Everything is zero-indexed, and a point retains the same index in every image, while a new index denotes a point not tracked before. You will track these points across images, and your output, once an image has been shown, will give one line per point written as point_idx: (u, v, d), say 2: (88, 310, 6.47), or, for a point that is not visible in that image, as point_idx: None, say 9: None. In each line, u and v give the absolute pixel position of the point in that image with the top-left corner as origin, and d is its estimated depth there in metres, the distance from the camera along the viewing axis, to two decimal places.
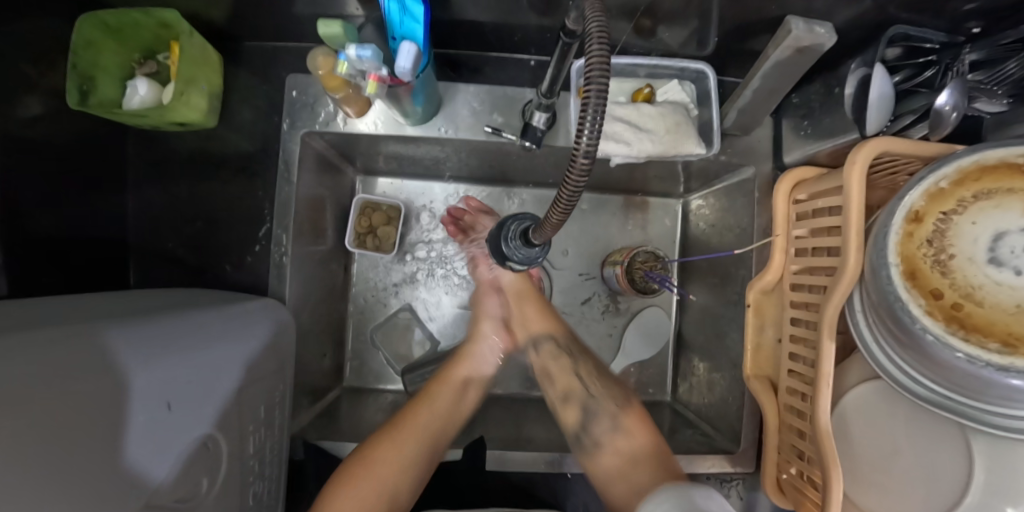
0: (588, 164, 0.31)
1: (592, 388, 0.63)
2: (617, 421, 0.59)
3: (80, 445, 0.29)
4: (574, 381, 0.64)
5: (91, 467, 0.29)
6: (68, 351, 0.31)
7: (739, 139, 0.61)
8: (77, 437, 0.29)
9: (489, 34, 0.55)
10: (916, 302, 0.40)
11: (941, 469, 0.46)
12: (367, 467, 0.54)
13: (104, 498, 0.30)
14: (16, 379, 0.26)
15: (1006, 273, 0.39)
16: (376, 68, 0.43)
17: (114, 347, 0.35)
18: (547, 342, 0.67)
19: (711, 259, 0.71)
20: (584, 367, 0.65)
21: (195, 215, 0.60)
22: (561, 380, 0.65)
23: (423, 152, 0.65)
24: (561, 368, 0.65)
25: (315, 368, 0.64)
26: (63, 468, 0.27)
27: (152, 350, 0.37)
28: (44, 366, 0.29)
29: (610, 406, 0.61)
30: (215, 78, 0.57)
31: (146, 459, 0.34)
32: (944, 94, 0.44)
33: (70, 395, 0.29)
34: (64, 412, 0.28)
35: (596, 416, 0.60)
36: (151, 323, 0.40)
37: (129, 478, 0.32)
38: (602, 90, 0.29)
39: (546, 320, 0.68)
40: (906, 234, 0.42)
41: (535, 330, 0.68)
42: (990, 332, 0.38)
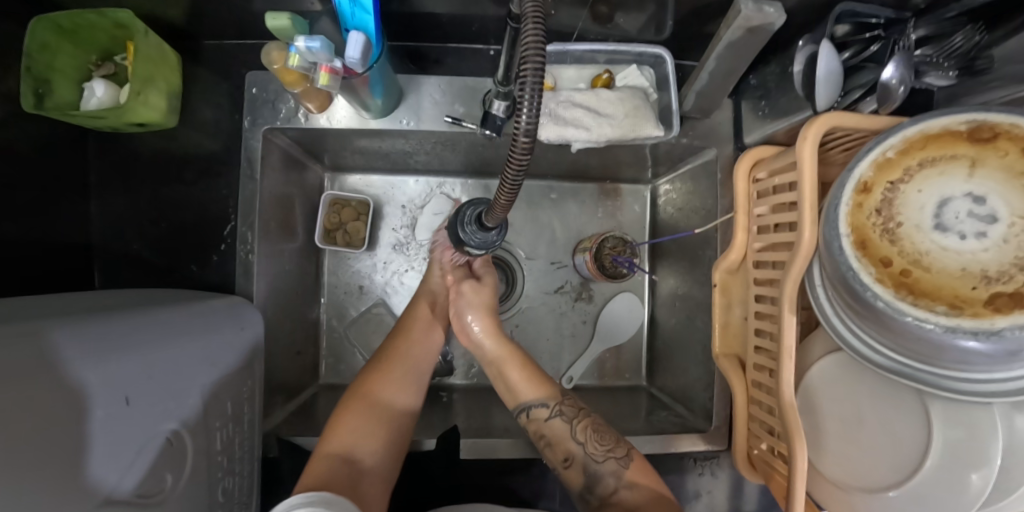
0: (529, 143, 0.31)
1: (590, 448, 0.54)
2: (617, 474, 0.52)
3: (40, 436, 0.29)
4: (572, 445, 0.55)
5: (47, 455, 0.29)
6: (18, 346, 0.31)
7: (700, 122, 0.61)
8: (32, 428, 0.29)
9: (446, 25, 0.56)
10: (866, 270, 0.39)
11: (906, 438, 0.47)
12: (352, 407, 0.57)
13: (58, 493, 0.29)
14: None
15: (952, 238, 0.38)
16: (327, 60, 0.43)
17: (71, 338, 0.35)
18: (541, 410, 0.57)
19: (680, 241, 0.71)
20: (584, 430, 0.55)
21: (160, 216, 0.60)
22: (560, 445, 0.55)
23: (389, 146, 0.65)
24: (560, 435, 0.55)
25: (288, 366, 0.64)
26: (22, 459, 0.27)
27: (108, 346, 0.37)
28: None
29: (609, 461, 0.53)
30: (174, 78, 0.57)
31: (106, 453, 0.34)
32: (890, 67, 0.45)
33: (25, 388, 0.29)
34: (23, 404, 0.29)
35: (599, 475, 0.53)
36: (111, 321, 0.40)
37: (86, 473, 0.32)
38: (537, 69, 0.29)
39: (537, 384, 0.59)
40: (856, 204, 0.41)
41: (527, 398, 0.58)
42: (937, 295, 0.37)
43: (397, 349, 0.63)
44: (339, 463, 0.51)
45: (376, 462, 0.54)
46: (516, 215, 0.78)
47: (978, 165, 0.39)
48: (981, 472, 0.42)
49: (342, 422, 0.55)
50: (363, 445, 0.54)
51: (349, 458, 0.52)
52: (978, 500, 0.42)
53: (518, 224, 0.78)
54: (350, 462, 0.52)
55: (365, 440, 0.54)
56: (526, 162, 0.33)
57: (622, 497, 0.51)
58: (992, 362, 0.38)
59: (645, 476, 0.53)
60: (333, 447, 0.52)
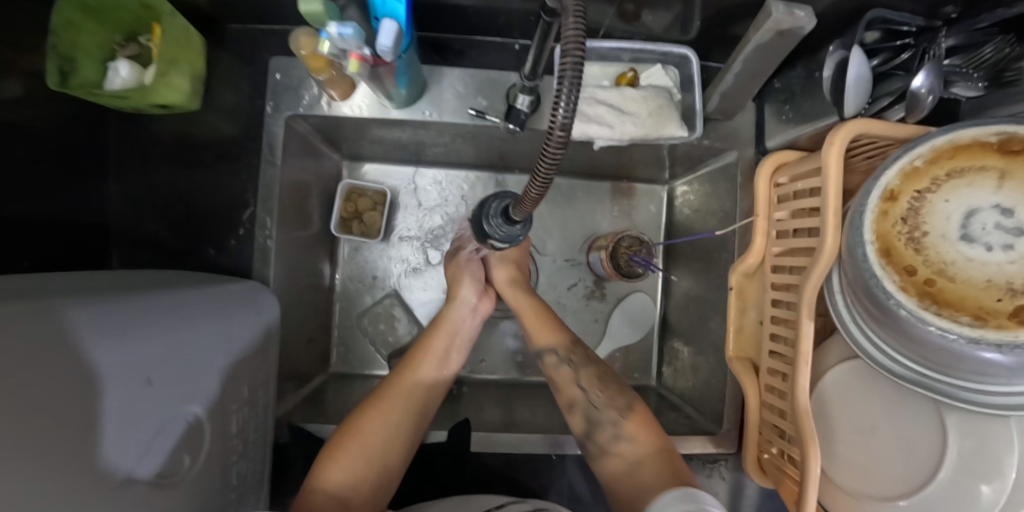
0: (564, 137, 0.31)
1: (593, 398, 0.58)
2: (617, 425, 0.55)
3: (62, 412, 0.28)
4: (576, 390, 0.60)
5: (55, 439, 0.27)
6: (40, 324, 0.30)
7: (722, 124, 0.61)
8: (54, 406, 0.28)
9: (472, 17, 0.55)
10: (891, 279, 0.39)
11: (916, 447, 0.47)
12: (356, 433, 0.52)
13: (74, 473, 0.29)
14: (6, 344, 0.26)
15: (978, 249, 0.38)
16: (358, 47, 0.43)
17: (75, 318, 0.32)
18: (553, 356, 0.62)
19: (695, 242, 0.71)
20: (586, 377, 0.60)
21: (179, 199, 0.60)
22: (565, 389, 0.60)
23: (408, 136, 0.65)
24: (563, 379, 0.61)
25: (300, 354, 0.64)
26: (42, 437, 0.27)
27: (112, 332, 0.34)
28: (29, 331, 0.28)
29: (608, 411, 0.57)
30: (198, 60, 0.57)
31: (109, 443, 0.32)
32: (920, 76, 0.44)
33: (50, 364, 0.29)
34: (45, 379, 0.28)
35: (599, 424, 0.56)
36: (119, 303, 0.37)
37: (97, 452, 0.31)
38: (577, 63, 0.29)
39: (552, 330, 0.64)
40: (881, 212, 0.41)
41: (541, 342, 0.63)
42: (961, 306, 0.37)
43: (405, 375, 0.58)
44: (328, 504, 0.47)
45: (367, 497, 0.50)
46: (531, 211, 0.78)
47: (1007, 178, 0.38)
48: (991, 484, 0.42)
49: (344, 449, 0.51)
50: (354, 488, 0.49)
51: (339, 503, 0.48)
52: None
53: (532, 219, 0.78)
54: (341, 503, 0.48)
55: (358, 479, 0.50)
56: (559, 156, 0.32)
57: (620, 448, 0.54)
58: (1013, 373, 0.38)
59: (644, 429, 0.55)
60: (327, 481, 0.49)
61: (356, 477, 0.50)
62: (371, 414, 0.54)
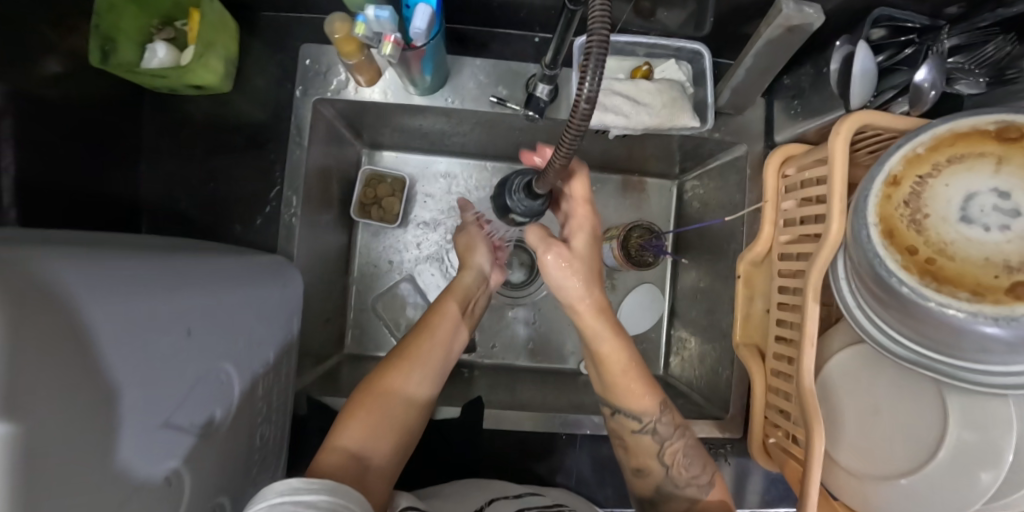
0: (589, 111, 0.32)
1: (673, 472, 0.53)
2: (695, 502, 0.52)
3: (118, 346, 0.29)
4: (654, 463, 0.54)
5: (112, 401, 0.28)
6: (95, 263, 0.30)
7: (732, 118, 0.64)
8: (114, 339, 0.29)
9: (496, 10, 0.58)
10: (892, 259, 0.41)
11: (920, 430, 0.49)
12: (370, 398, 0.52)
13: (124, 407, 0.29)
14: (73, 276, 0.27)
15: (976, 230, 0.40)
16: (392, 30, 0.46)
17: (103, 273, 0.30)
18: (632, 422, 0.55)
19: (704, 235, 0.73)
20: (673, 455, 0.53)
21: (208, 178, 0.62)
22: (640, 456, 0.55)
23: (430, 124, 0.68)
24: (644, 451, 0.54)
25: (318, 332, 0.66)
26: (101, 365, 0.27)
27: (149, 284, 0.33)
28: (81, 270, 0.29)
29: (688, 489, 0.52)
30: (231, 45, 0.59)
31: (155, 399, 0.33)
32: (922, 71, 0.47)
33: (112, 298, 0.29)
34: (108, 310, 0.28)
35: (670, 497, 0.53)
36: (156, 258, 0.37)
37: (144, 392, 0.31)
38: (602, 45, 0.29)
39: (648, 398, 0.54)
40: (885, 196, 0.43)
41: (636, 410, 0.54)
42: (960, 282, 0.39)
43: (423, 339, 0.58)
44: (346, 460, 0.46)
45: (386, 458, 0.49)
46: None
47: (1004, 162, 0.41)
48: (991, 471, 0.44)
49: (359, 411, 0.51)
50: (372, 448, 0.49)
51: (359, 457, 0.47)
52: (986, 497, 0.44)
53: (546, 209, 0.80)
54: (360, 460, 0.47)
55: (376, 440, 0.50)
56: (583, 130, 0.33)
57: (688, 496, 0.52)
58: (1012, 349, 0.39)
59: (722, 499, 0.52)
60: (342, 441, 0.48)
61: (377, 434, 0.50)
62: (389, 373, 0.54)
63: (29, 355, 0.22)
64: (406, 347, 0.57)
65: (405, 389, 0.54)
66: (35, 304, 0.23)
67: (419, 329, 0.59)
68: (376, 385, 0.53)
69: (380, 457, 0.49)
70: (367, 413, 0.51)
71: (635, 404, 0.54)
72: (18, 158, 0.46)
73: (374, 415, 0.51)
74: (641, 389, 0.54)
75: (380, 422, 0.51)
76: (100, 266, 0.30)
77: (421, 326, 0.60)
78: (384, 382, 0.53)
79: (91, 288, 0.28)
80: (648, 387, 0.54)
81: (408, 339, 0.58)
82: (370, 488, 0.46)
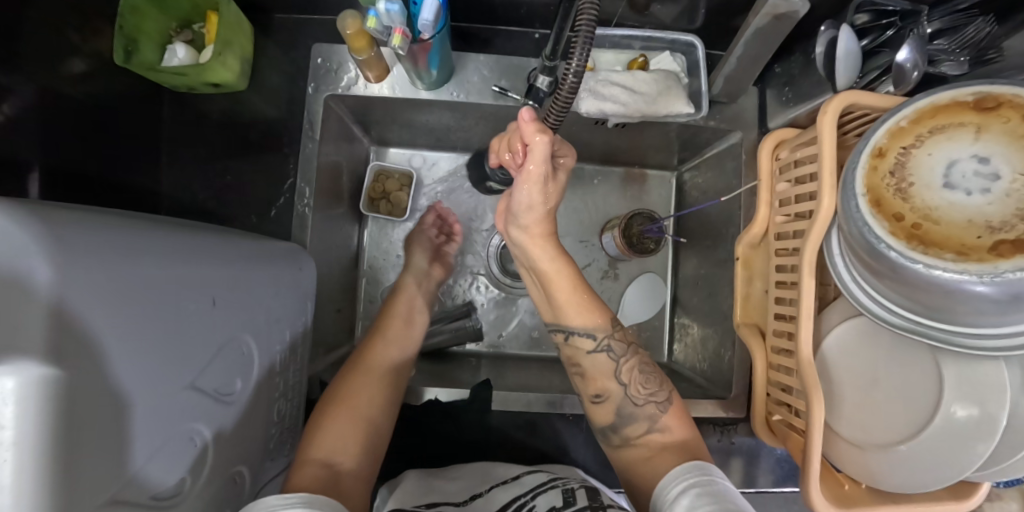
0: None
1: (632, 392, 0.56)
2: (654, 419, 0.55)
3: (149, 304, 0.31)
4: (612, 383, 0.57)
5: (140, 352, 0.30)
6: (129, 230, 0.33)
7: (727, 107, 0.66)
8: (146, 298, 0.31)
9: (498, 8, 0.61)
10: (879, 225, 0.43)
11: (919, 401, 0.50)
12: (339, 405, 0.56)
13: (153, 362, 0.32)
14: (107, 240, 0.29)
15: (959, 194, 0.42)
16: (401, 23, 0.48)
17: (137, 241, 0.32)
18: (587, 341, 0.59)
19: (703, 222, 0.75)
20: (630, 371, 0.57)
21: (225, 172, 0.65)
22: (597, 379, 0.58)
23: (436, 119, 0.70)
24: (599, 371, 0.58)
25: (329, 321, 0.68)
26: (133, 320, 0.30)
27: (176, 253, 0.36)
28: (119, 233, 0.31)
29: (646, 407, 0.56)
30: (247, 44, 0.62)
31: (182, 362, 0.35)
32: (904, 51, 0.50)
33: (144, 262, 0.32)
34: (141, 272, 0.31)
35: (632, 418, 0.56)
36: (182, 233, 0.40)
37: (171, 351, 0.34)
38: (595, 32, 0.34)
39: (592, 314, 0.59)
40: (871, 168, 0.45)
41: (579, 325, 0.59)
42: (946, 245, 0.41)
43: (377, 341, 0.63)
44: (319, 461, 0.49)
45: (355, 458, 0.52)
46: None
47: (984, 129, 0.43)
48: (987, 444, 0.45)
49: (327, 419, 0.54)
50: (341, 450, 0.52)
51: (329, 462, 0.50)
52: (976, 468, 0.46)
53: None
54: (331, 462, 0.50)
55: (345, 442, 0.53)
56: None
57: (650, 439, 0.54)
58: (996, 310, 0.41)
59: (679, 422, 0.55)
60: (314, 446, 0.51)
61: (345, 438, 0.53)
62: (354, 379, 0.59)
63: (76, 306, 0.25)
64: (364, 354, 0.62)
65: (365, 389, 0.58)
66: (78, 260, 0.26)
67: (371, 335, 0.65)
68: (341, 393, 0.57)
69: (348, 458, 0.51)
70: (335, 420, 0.54)
71: (577, 317, 0.59)
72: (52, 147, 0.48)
73: (344, 418, 0.55)
74: (587, 305, 0.60)
75: (350, 424, 0.54)
76: (134, 233, 0.33)
77: (376, 330, 0.65)
78: (348, 388, 0.58)
79: (125, 254, 0.30)
80: (597, 307, 0.60)
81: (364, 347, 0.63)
82: (343, 483, 0.48)
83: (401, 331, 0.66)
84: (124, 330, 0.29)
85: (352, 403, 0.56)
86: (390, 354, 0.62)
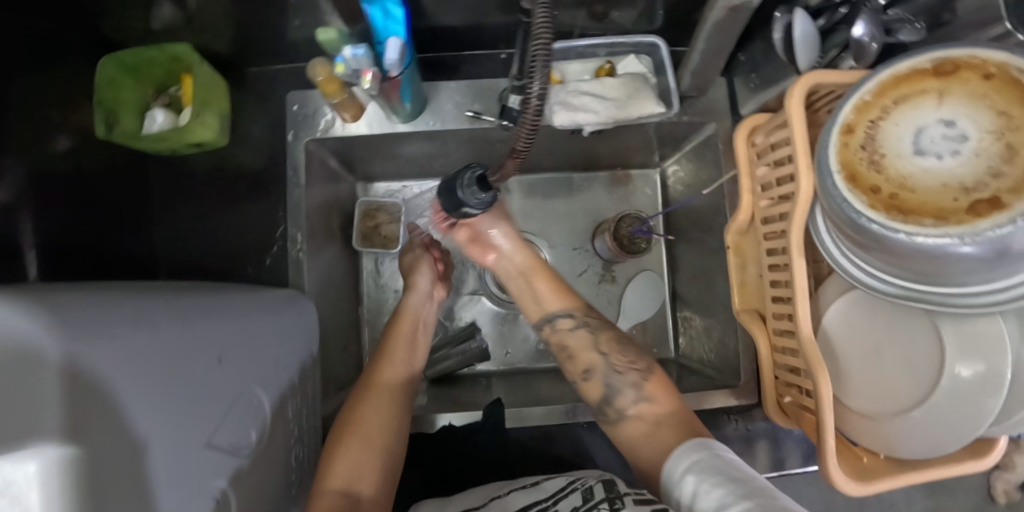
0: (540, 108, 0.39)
1: (612, 362, 0.59)
2: (638, 388, 0.57)
3: (164, 371, 0.32)
4: (595, 355, 0.60)
5: (157, 421, 0.30)
6: (129, 304, 0.34)
7: (697, 100, 0.67)
8: (159, 365, 0.32)
9: (462, 35, 0.63)
10: (858, 200, 0.44)
11: (923, 366, 0.51)
12: (351, 435, 0.55)
13: (174, 427, 0.32)
14: (113, 316, 0.30)
15: (931, 160, 0.43)
16: (369, 65, 0.50)
17: (139, 313, 0.33)
18: (565, 320, 0.63)
19: (691, 214, 0.76)
20: (606, 342, 0.61)
21: (218, 226, 0.66)
22: (581, 356, 0.61)
23: (416, 149, 0.72)
24: (580, 345, 0.61)
25: (337, 359, 0.69)
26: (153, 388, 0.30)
27: (176, 319, 0.37)
28: (120, 309, 0.32)
29: (628, 375, 0.58)
30: (224, 105, 0.64)
31: (197, 422, 0.35)
32: (859, 27, 0.51)
33: (149, 331, 0.33)
34: (151, 342, 0.32)
35: (618, 389, 0.57)
36: (178, 297, 0.40)
37: (188, 414, 0.34)
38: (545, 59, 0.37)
39: (564, 297, 0.65)
40: (842, 144, 0.46)
41: (552, 307, 0.64)
42: (925, 211, 0.42)
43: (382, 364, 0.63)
44: (337, 497, 0.50)
45: (374, 490, 0.53)
46: (533, 206, 0.83)
47: (946, 95, 0.44)
48: (995, 397, 0.46)
49: (339, 450, 0.54)
50: (360, 481, 0.53)
51: (350, 492, 0.51)
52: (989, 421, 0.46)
53: (537, 213, 0.83)
54: (350, 496, 0.51)
55: (362, 474, 0.53)
56: (537, 125, 0.41)
57: (641, 411, 0.55)
58: (983, 268, 0.42)
59: (664, 390, 0.57)
60: (331, 481, 0.52)
61: (360, 467, 0.53)
62: (362, 402, 0.59)
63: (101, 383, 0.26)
64: (370, 376, 0.62)
65: (372, 414, 0.57)
66: (95, 335, 0.27)
67: (376, 356, 0.65)
68: (352, 419, 0.57)
69: (369, 487, 0.53)
70: (348, 449, 0.54)
71: (553, 302, 0.64)
72: (47, 225, 0.50)
73: (360, 448, 0.54)
74: (558, 290, 0.66)
75: (366, 453, 0.54)
76: (134, 306, 0.34)
77: (380, 353, 0.65)
78: (358, 413, 0.57)
79: (134, 326, 0.31)
80: (567, 291, 0.66)
81: (371, 368, 0.63)
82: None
83: (406, 353, 0.65)
84: (147, 399, 0.30)
85: (364, 429, 0.56)
86: (397, 374, 0.62)
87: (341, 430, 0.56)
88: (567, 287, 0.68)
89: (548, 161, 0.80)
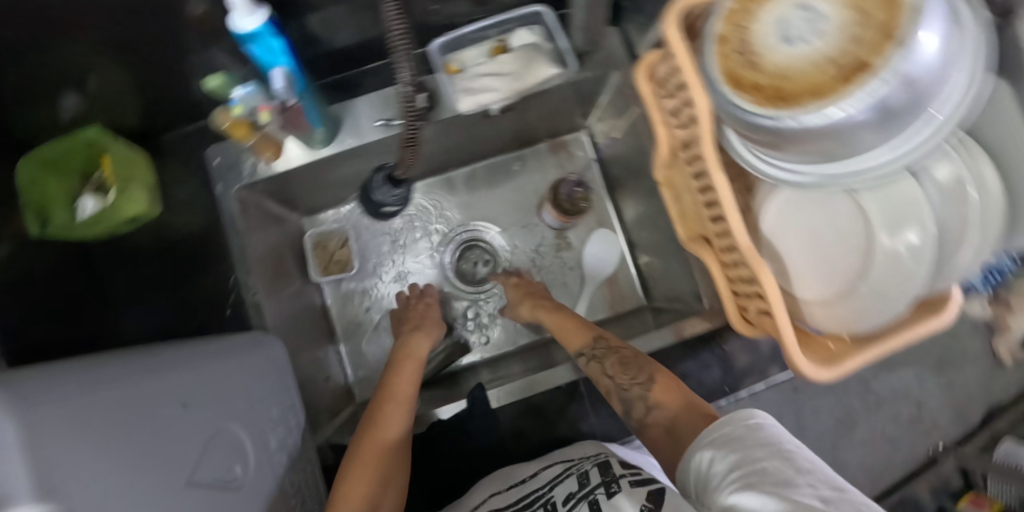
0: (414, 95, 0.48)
1: (619, 381, 0.58)
2: (644, 398, 0.56)
3: (125, 421, 0.33)
4: (606, 380, 0.60)
5: (126, 466, 0.31)
6: (73, 371, 0.35)
7: (595, 53, 0.69)
8: (117, 417, 0.33)
9: (355, 49, 0.65)
10: (738, 104, 0.31)
11: None
12: (360, 473, 0.54)
13: (150, 473, 0.33)
14: (58, 380, 0.31)
15: (809, 37, 0.28)
16: (262, 101, 0.52)
17: (84, 376, 0.34)
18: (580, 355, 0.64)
19: (624, 164, 0.78)
20: (613, 365, 0.60)
21: (172, 290, 0.67)
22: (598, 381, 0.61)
23: (345, 170, 0.73)
24: (594, 374, 0.61)
25: (321, 388, 0.70)
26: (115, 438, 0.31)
27: (128, 375, 0.38)
28: (64, 375, 0.33)
29: (634, 389, 0.57)
30: (149, 174, 0.66)
31: (173, 464, 0.36)
32: None
33: (100, 389, 0.34)
34: (104, 398, 0.33)
35: (629, 403, 0.57)
36: (130, 358, 0.41)
37: (161, 459, 0.35)
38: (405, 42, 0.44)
39: (581, 335, 0.66)
40: (720, 50, 0.32)
41: (574, 346, 0.65)
42: (823, 88, 0.27)
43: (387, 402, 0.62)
44: None
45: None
46: (478, 196, 0.85)
47: None
48: None
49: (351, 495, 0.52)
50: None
51: None
52: None
53: (483, 202, 0.84)
54: None
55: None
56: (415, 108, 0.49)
57: (643, 405, 0.55)
58: (889, 145, 0.29)
59: (670, 394, 0.55)
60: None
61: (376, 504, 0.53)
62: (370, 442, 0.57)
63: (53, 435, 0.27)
64: (375, 416, 0.60)
65: (385, 453, 0.57)
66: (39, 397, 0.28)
67: (380, 395, 0.64)
68: (361, 459, 0.56)
69: None
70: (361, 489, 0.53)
71: (574, 342, 0.65)
72: None
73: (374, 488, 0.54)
74: (577, 333, 0.67)
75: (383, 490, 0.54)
76: (80, 370, 0.35)
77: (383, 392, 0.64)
78: (366, 453, 0.56)
79: (81, 388, 0.32)
80: (581, 328, 0.67)
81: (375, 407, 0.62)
82: None
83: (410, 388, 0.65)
84: (111, 448, 0.31)
85: (375, 468, 0.55)
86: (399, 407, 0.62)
87: (352, 472, 0.54)
88: (582, 323, 0.69)
89: (478, 150, 0.82)
